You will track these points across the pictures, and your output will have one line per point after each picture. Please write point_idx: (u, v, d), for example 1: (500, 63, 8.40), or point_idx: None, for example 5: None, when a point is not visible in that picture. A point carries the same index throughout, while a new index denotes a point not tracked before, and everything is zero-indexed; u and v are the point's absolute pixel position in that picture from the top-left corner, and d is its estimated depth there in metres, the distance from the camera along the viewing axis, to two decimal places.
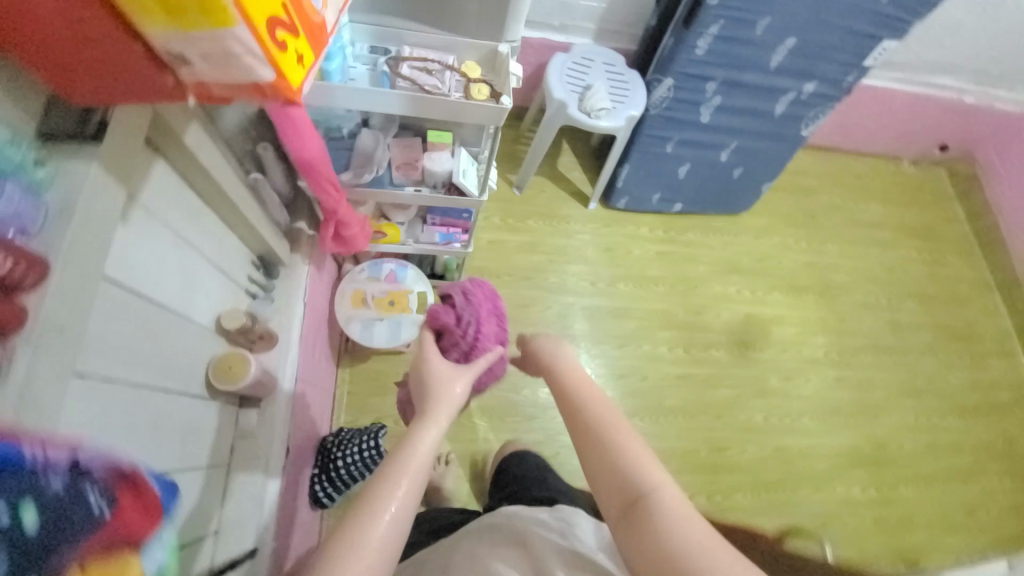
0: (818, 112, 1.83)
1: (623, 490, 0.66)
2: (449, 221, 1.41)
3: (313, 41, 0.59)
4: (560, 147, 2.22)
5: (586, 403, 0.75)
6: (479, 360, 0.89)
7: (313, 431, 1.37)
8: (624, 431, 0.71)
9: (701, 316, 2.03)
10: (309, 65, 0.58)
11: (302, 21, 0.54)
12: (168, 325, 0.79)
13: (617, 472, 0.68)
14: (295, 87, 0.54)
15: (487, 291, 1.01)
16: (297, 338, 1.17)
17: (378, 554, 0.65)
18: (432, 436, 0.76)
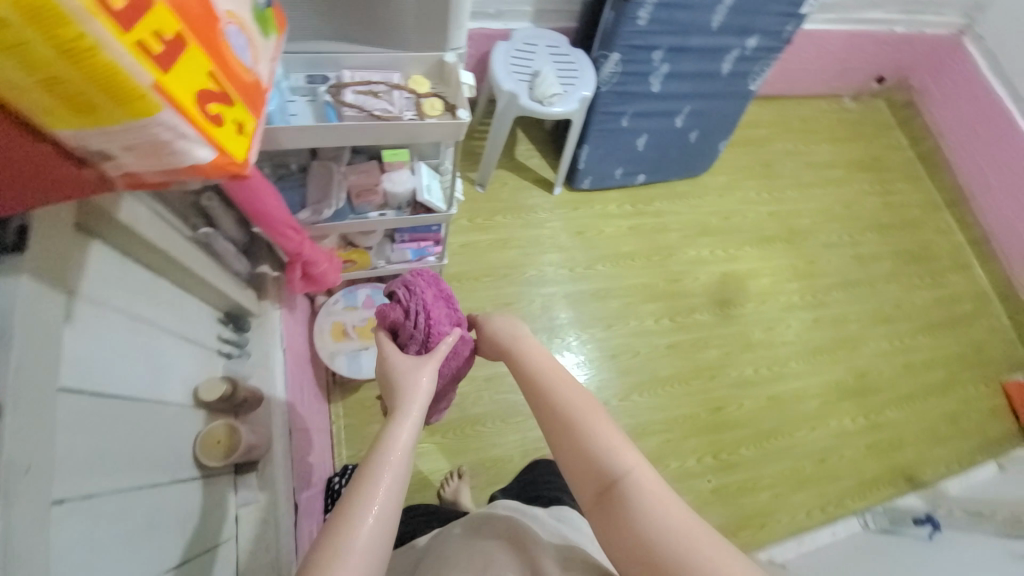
0: (763, 66, 1.85)
1: (597, 474, 0.63)
2: (419, 236, 1.36)
3: (248, 97, 0.63)
4: (515, 136, 2.16)
5: (552, 387, 0.71)
6: (438, 346, 0.83)
7: (317, 475, 1.31)
8: (594, 413, 0.68)
9: (680, 282, 2.06)
10: (249, 126, 0.62)
11: (230, 87, 0.57)
12: (145, 417, 0.73)
13: (591, 456, 0.64)
14: (236, 155, 0.57)
15: (431, 277, 0.91)
16: (282, 390, 1.12)
17: (363, 560, 0.60)
18: (406, 432, 0.71)
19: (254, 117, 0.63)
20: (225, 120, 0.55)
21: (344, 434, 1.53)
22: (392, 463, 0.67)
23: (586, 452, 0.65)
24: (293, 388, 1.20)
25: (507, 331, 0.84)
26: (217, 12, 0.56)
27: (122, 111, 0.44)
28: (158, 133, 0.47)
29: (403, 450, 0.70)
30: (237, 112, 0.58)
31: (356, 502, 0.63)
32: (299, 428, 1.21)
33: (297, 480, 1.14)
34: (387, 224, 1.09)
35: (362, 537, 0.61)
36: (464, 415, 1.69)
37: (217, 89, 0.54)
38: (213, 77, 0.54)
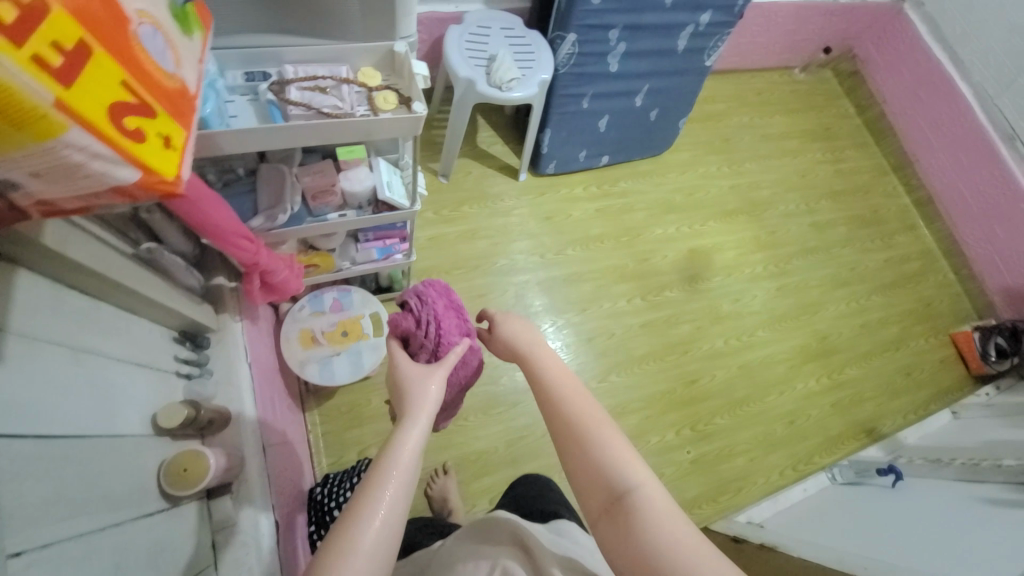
0: (717, 41, 1.86)
1: (607, 487, 0.65)
2: (384, 234, 1.32)
3: (175, 108, 0.59)
4: (476, 124, 2.12)
5: (567, 400, 0.73)
6: (449, 355, 0.84)
7: (298, 487, 1.27)
8: (607, 428, 0.70)
9: (650, 261, 2.08)
10: (176, 140, 0.58)
11: (152, 99, 0.53)
12: (100, 451, 0.69)
13: (601, 469, 0.66)
14: (165, 174, 0.53)
15: (440, 287, 0.94)
16: (252, 406, 1.07)
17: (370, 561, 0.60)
18: (415, 435, 0.72)
19: (181, 129, 0.59)
20: (147, 135, 0.52)
21: (323, 442, 1.49)
22: (400, 466, 0.68)
23: (597, 465, 0.66)
24: (264, 401, 1.14)
25: (521, 338, 0.84)
26: (126, 12, 0.51)
27: (28, 135, 0.40)
28: (73, 157, 0.44)
29: (411, 455, 0.70)
30: (160, 125, 0.54)
31: (364, 505, 0.64)
32: (273, 442, 1.16)
33: (277, 495, 1.10)
34: (349, 225, 1.04)
35: (369, 539, 0.62)
36: None
37: (135, 102, 0.50)
38: (131, 88, 0.50)
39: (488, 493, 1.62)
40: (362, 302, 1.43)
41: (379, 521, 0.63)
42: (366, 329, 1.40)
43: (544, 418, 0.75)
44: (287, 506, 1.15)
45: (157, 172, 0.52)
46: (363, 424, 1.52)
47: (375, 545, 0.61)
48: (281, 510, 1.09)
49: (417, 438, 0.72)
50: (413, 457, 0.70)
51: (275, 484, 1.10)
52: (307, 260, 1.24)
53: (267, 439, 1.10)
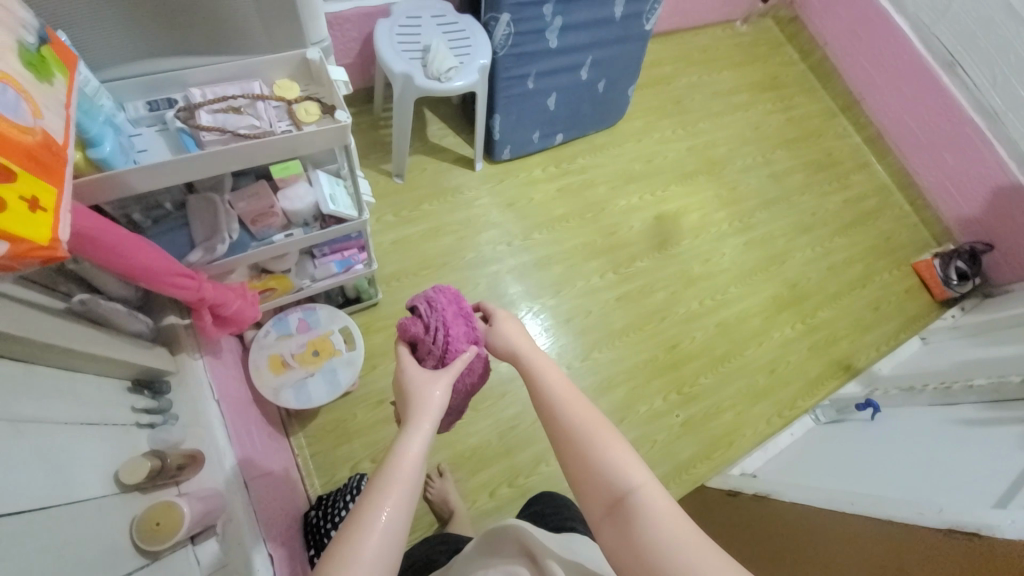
0: (653, 3, 1.84)
1: (608, 488, 0.65)
2: (340, 246, 1.27)
3: (44, 162, 0.55)
4: (423, 118, 2.06)
5: (566, 406, 0.73)
6: (456, 362, 0.81)
7: (291, 513, 1.26)
8: (606, 432, 0.70)
9: (617, 233, 2.09)
10: (50, 197, 0.54)
11: (11, 160, 0.49)
12: (61, 518, 0.66)
13: (601, 471, 0.66)
14: (36, 240, 0.50)
15: (450, 293, 0.88)
16: (226, 443, 1.04)
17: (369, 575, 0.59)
18: (417, 444, 0.70)
19: (53, 188, 0.55)
20: (9, 202, 0.48)
21: (312, 463, 1.46)
22: (401, 476, 0.67)
23: (597, 467, 0.67)
24: (239, 435, 1.11)
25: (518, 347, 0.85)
26: None
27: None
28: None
29: (414, 465, 0.69)
30: (23, 188, 0.51)
31: (363, 518, 0.62)
32: (257, 473, 1.13)
33: (269, 526, 1.08)
34: (295, 245, 1.01)
35: (368, 552, 0.60)
36: None
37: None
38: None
39: (488, 487, 1.62)
40: (329, 318, 1.39)
41: (379, 531, 0.62)
42: (338, 345, 1.37)
43: (543, 424, 0.75)
44: (283, 537, 1.13)
45: (26, 239, 0.49)
46: (351, 439, 1.50)
47: (375, 558, 0.60)
48: (275, 540, 1.07)
49: (419, 446, 0.71)
50: (414, 465, 0.69)
51: (264, 515, 1.08)
52: (262, 284, 1.20)
53: (249, 473, 1.08)
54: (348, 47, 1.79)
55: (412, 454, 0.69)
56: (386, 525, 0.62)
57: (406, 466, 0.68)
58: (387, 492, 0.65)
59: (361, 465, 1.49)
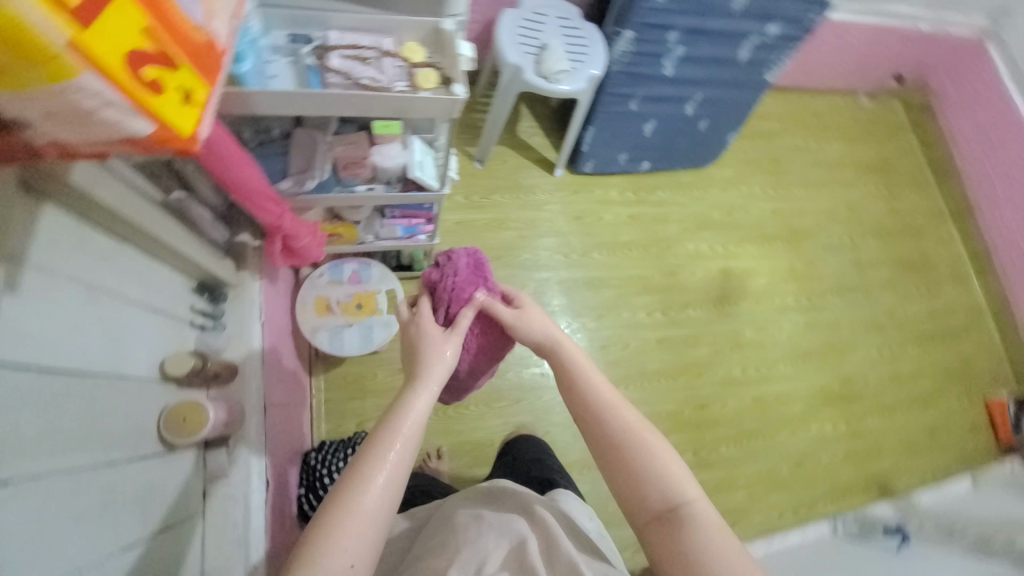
0: (782, 54, 1.76)
1: (659, 498, 0.69)
2: (410, 214, 1.29)
3: (206, 63, 0.58)
4: (519, 112, 2.08)
5: (616, 413, 0.74)
6: (461, 320, 0.82)
7: (295, 448, 1.30)
8: (656, 441, 0.72)
9: (676, 276, 2.02)
10: (202, 94, 0.57)
11: (177, 51, 0.52)
12: (105, 391, 0.70)
13: (656, 483, 0.69)
14: (180, 130, 0.53)
15: (471, 252, 0.94)
16: (260, 363, 1.09)
17: (369, 527, 0.61)
18: (423, 401, 0.71)
19: (207, 84, 0.59)
20: (166, 87, 0.51)
21: (325, 408, 1.50)
22: (404, 438, 0.67)
23: (648, 477, 0.70)
24: (270, 361, 1.15)
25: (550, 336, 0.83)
26: None
27: (37, 73, 0.40)
28: (84, 100, 0.44)
29: (416, 421, 0.69)
30: (184, 79, 0.54)
31: (365, 473, 0.63)
32: (275, 402, 1.17)
33: (273, 455, 1.11)
34: (373, 199, 1.04)
35: (370, 507, 0.61)
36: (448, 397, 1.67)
37: (156, 52, 0.50)
38: (153, 37, 0.49)
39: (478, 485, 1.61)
40: (380, 277, 1.42)
41: (385, 489, 0.63)
42: (380, 305, 1.40)
43: (584, 425, 0.75)
44: (282, 468, 1.17)
45: (171, 126, 0.52)
46: (365, 396, 1.53)
47: (375, 514, 0.61)
48: (274, 470, 1.11)
49: (422, 406, 0.71)
50: (416, 428, 0.68)
51: (272, 443, 1.12)
52: (330, 229, 1.24)
53: (269, 399, 1.12)
54: (469, 28, 1.83)
55: (415, 415, 0.69)
56: (388, 486, 0.63)
57: (408, 430, 0.67)
58: (388, 450, 0.65)
59: (367, 424, 1.52)
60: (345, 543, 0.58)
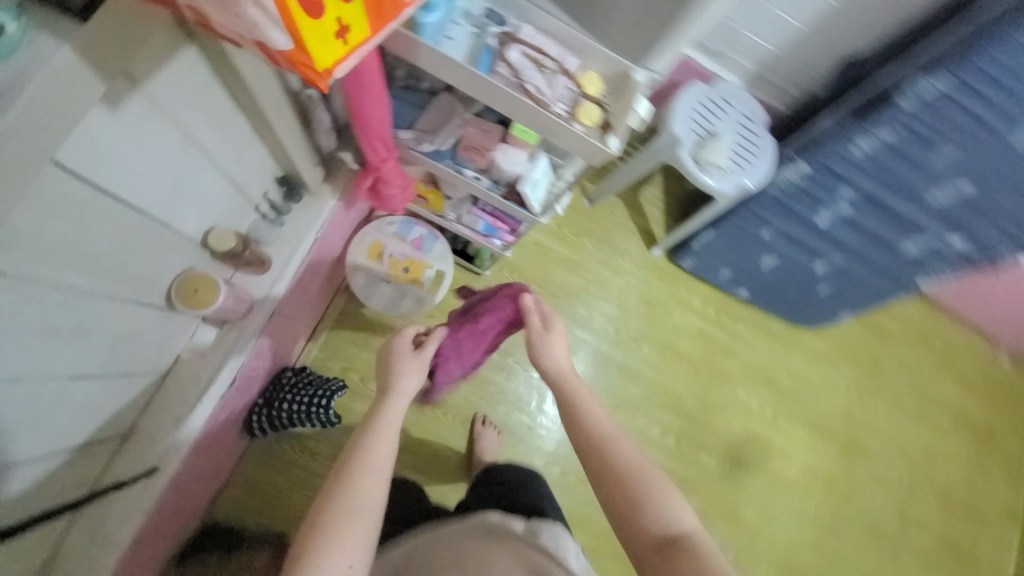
0: (950, 269, 1.50)
1: (654, 536, 0.69)
2: (500, 217, 1.25)
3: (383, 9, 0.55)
4: (654, 176, 1.96)
5: (618, 441, 0.78)
6: (427, 348, 0.92)
7: (277, 360, 1.29)
8: (649, 474, 0.74)
9: (710, 415, 1.84)
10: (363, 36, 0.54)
11: None
12: (141, 231, 0.70)
13: (653, 513, 0.71)
14: (318, 62, 0.49)
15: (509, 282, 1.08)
16: (291, 272, 1.10)
17: (361, 526, 0.66)
18: (394, 411, 0.79)
19: (373, 32, 0.55)
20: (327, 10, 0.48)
21: (324, 338, 1.49)
22: (381, 456, 0.73)
23: (639, 519, 0.71)
24: (302, 276, 1.14)
25: (557, 368, 0.92)
26: None
27: None
28: None
29: (390, 428, 0.77)
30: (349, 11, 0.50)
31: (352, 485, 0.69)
32: (284, 313, 1.16)
33: (253, 359, 1.10)
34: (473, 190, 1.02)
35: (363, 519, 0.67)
36: (433, 393, 1.60)
37: None
38: None
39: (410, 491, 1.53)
40: (440, 255, 1.39)
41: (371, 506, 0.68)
42: (425, 280, 1.37)
43: (581, 463, 0.79)
44: (255, 373, 1.16)
45: (310, 51, 0.48)
46: (362, 349, 1.49)
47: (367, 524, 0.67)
48: (246, 372, 1.10)
49: (393, 423, 0.78)
50: (390, 449, 0.75)
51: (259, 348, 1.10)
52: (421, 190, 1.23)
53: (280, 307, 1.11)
54: None
55: (389, 433, 0.76)
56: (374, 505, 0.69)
57: (384, 447, 0.74)
58: (368, 464, 0.71)
59: (349, 374, 1.49)
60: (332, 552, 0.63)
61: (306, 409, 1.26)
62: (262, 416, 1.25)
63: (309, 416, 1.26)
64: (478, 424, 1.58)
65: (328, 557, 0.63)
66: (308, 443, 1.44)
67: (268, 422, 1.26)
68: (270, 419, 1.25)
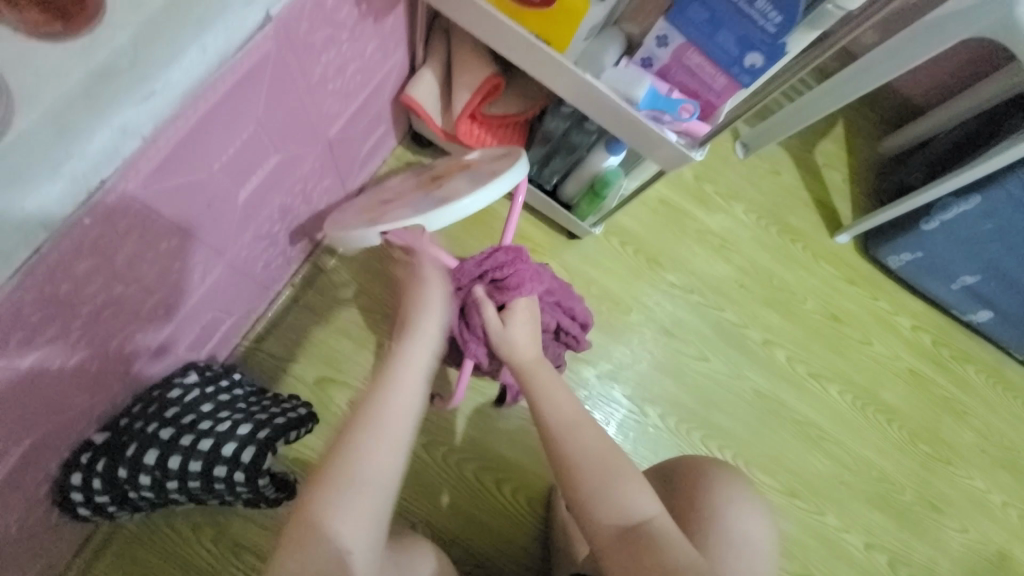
0: None
1: (612, 517, 0.52)
2: (692, 75, 0.58)
3: None
4: (835, 122, 1.25)
5: (600, 505, 0.52)
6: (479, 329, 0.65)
7: (164, 353, 0.56)
8: (606, 471, 0.54)
9: (942, 519, 1.06)
10: None
11: None
12: None
13: (604, 502, 0.52)
14: None
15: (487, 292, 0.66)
16: (181, 81, 0.38)
17: (373, 498, 0.47)
18: (420, 359, 0.55)
19: None
20: None
21: (291, 321, 0.78)
22: (399, 420, 0.50)
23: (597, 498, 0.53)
24: (224, 123, 0.43)
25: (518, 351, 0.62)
26: None
27: None
28: None
29: (415, 379, 0.53)
30: None
31: (360, 449, 0.48)
32: (171, 217, 0.44)
33: (47, 321, 0.38)
34: None
35: (366, 503, 0.46)
36: (482, 442, 0.85)
37: None
38: None
39: None
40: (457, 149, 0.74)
41: (365, 505, 0.46)
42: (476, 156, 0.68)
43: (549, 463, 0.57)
44: (67, 369, 0.43)
45: None
46: (360, 347, 0.79)
47: (375, 500, 0.47)
48: (11, 357, 0.37)
49: (415, 373, 0.54)
50: (415, 414, 0.52)
51: (66, 295, 0.38)
52: None
53: (138, 185, 0.38)
54: None
55: (408, 402, 0.52)
56: (383, 478, 0.48)
57: (405, 404, 0.51)
58: (387, 417, 0.50)
59: (330, 390, 0.77)
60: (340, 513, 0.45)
61: (205, 467, 0.52)
62: (97, 479, 0.50)
63: (210, 483, 0.52)
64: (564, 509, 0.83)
65: (315, 522, 0.45)
66: (234, 526, 0.70)
67: (115, 492, 0.52)
68: (116, 486, 0.51)
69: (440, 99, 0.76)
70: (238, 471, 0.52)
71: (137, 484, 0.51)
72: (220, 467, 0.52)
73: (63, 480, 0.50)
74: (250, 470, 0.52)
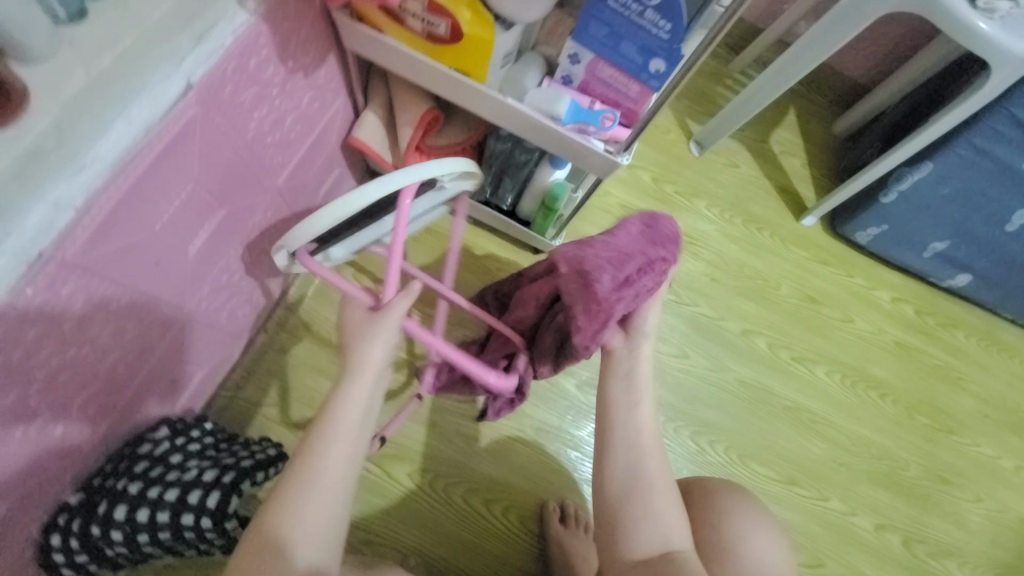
0: None
1: (641, 542, 0.53)
2: (607, 86, 0.62)
3: None
4: (787, 110, 1.28)
5: (639, 529, 0.54)
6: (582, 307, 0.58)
7: (132, 411, 0.58)
8: (652, 500, 0.54)
9: (953, 491, 1.03)
10: None
11: None
12: None
13: (636, 528, 0.54)
14: None
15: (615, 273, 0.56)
16: (111, 153, 0.42)
17: (332, 490, 0.45)
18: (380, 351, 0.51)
19: None
20: None
21: (266, 366, 0.80)
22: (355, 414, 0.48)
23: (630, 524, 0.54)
24: (159, 185, 0.46)
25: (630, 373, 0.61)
26: None
27: None
28: None
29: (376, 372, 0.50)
30: None
31: (316, 446, 0.46)
32: (117, 277, 0.46)
33: (3, 390, 0.41)
34: None
35: (325, 496, 0.45)
36: (468, 465, 0.86)
37: None
38: None
39: None
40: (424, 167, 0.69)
41: (323, 498, 0.45)
42: None
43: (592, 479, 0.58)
44: (31, 435, 0.45)
45: None
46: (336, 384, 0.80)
47: (334, 493, 0.45)
48: None
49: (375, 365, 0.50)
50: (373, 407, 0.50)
51: (18, 363, 0.41)
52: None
53: (78, 252, 0.41)
54: None
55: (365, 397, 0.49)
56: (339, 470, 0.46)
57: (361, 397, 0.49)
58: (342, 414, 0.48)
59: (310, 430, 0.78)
60: (301, 509, 0.44)
61: (174, 516, 0.53)
62: (72, 539, 0.52)
63: (180, 532, 0.53)
64: (556, 524, 0.82)
65: (276, 519, 0.44)
66: None
67: (92, 551, 0.53)
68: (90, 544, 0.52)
69: (386, 137, 0.79)
70: (204, 517, 0.52)
71: (110, 541, 0.52)
72: (187, 515, 0.53)
73: (43, 544, 0.52)
74: (217, 514, 0.53)
